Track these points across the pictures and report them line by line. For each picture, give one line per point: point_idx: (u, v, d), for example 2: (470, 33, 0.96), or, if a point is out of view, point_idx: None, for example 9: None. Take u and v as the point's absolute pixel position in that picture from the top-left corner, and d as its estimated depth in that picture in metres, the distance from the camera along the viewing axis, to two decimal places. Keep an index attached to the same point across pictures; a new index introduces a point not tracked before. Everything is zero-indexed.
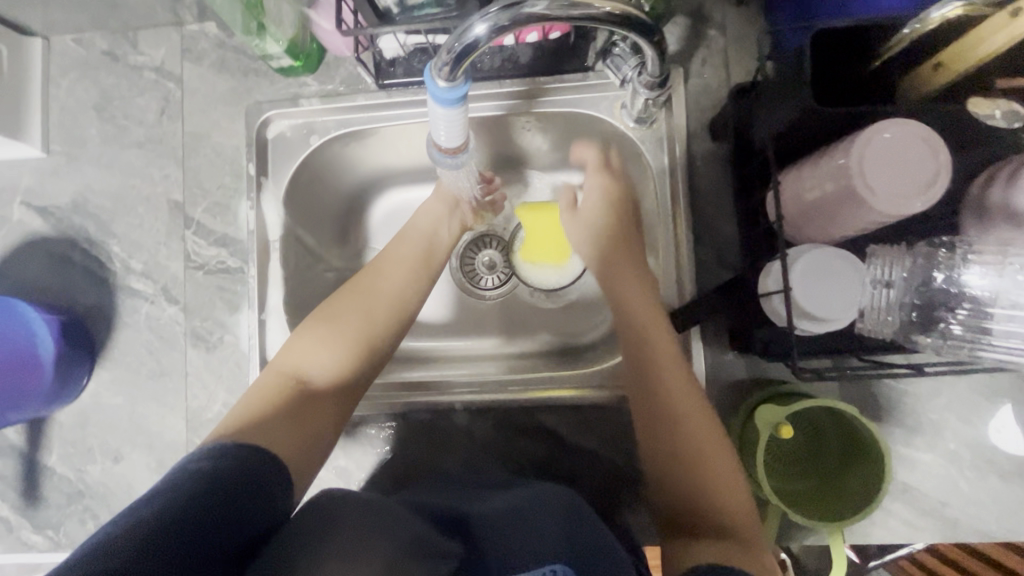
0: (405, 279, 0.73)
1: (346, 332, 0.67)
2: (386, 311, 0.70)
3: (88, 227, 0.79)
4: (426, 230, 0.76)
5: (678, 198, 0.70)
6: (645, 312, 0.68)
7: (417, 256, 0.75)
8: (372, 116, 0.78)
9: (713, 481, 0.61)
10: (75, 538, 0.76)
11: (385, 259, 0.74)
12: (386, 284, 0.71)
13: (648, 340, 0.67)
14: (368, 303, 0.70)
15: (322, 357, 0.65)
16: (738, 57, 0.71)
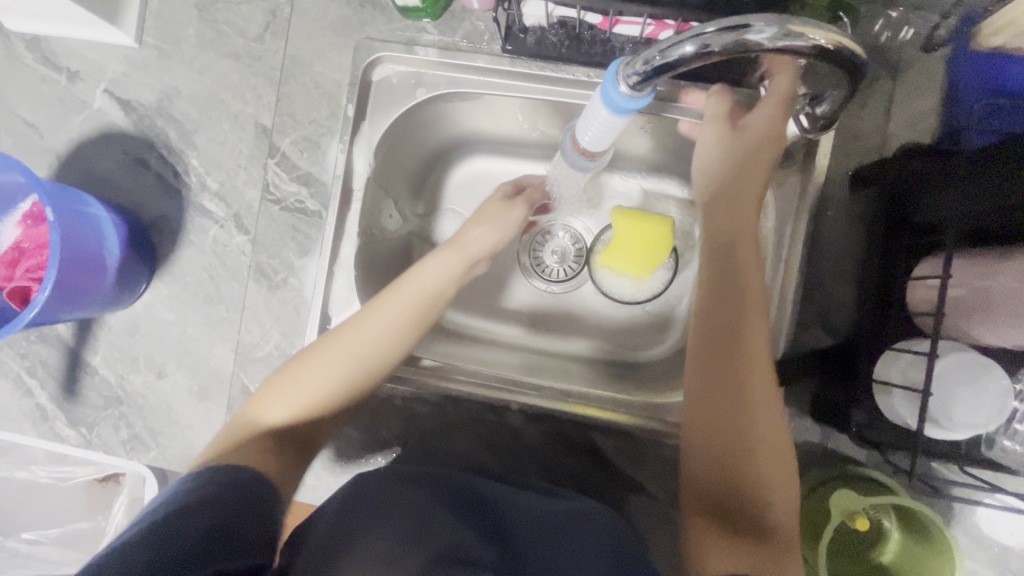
0: (385, 334, 0.65)
1: (309, 391, 0.62)
2: (361, 364, 0.64)
3: (169, 133, 0.75)
4: (431, 285, 0.69)
5: (799, 245, 0.64)
6: (743, 306, 0.59)
7: (408, 313, 0.67)
8: (485, 82, 0.71)
9: (758, 466, 0.54)
10: (106, 441, 0.76)
11: (370, 311, 0.65)
12: (364, 336, 0.64)
13: (744, 338, 0.58)
14: (340, 359, 0.63)
15: (286, 404, 0.62)
16: (905, 108, 0.64)
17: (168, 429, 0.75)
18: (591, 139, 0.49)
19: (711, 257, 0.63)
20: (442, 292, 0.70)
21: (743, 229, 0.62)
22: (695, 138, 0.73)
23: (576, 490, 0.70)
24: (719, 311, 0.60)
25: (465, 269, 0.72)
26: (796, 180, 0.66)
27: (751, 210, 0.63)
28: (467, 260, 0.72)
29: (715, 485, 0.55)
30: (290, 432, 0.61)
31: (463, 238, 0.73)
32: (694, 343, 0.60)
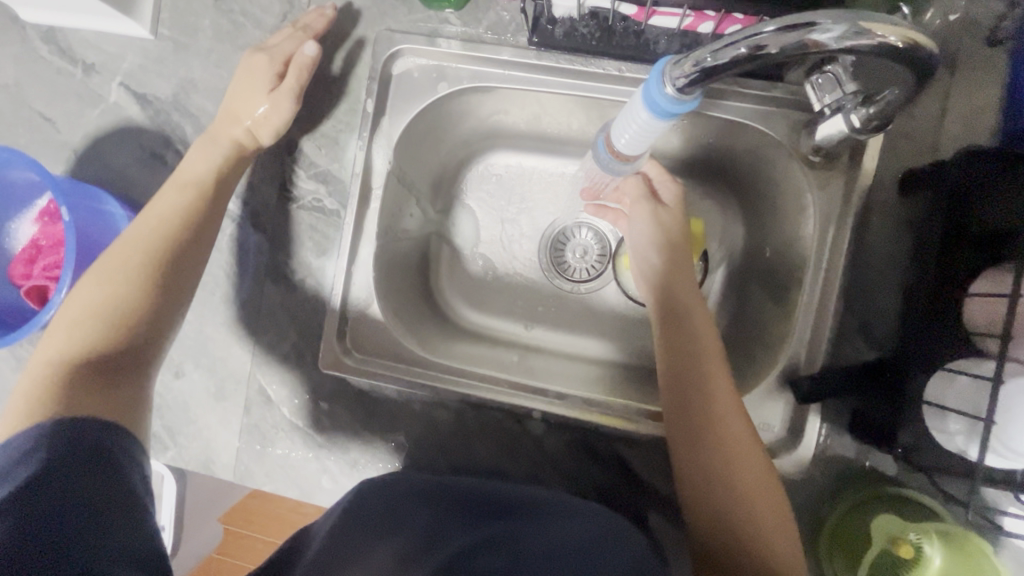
0: (175, 217, 0.65)
1: (114, 273, 0.61)
2: (145, 246, 0.63)
3: (185, 128, 0.74)
4: (202, 172, 0.68)
5: (834, 252, 0.62)
6: (702, 366, 0.62)
7: (192, 201, 0.66)
8: (510, 75, 0.68)
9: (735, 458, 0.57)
10: None
11: (148, 212, 0.66)
12: (145, 237, 0.63)
13: (708, 373, 0.61)
14: (118, 264, 0.61)
15: (109, 287, 0.60)
16: (964, 105, 0.59)
17: (185, 429, 0.74)
18: (627, 143, 0.46)
19: (660, 317, 0.67)
20: (216, 171, 0.68)
21: (685, 297, 0.66)
22: (729, 134, 0.69)
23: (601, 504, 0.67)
24: (685, 387, 0.61)
25: (235, 152, 0.69)
26: (840, 182, 0.63)
27: (683, 275, 0.68)
28: (235, 142, 0.69)
29: (714, 541, 0.57)
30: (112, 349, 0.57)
31: (222, 124, 0.70)
32: (667, 407, 0.62)
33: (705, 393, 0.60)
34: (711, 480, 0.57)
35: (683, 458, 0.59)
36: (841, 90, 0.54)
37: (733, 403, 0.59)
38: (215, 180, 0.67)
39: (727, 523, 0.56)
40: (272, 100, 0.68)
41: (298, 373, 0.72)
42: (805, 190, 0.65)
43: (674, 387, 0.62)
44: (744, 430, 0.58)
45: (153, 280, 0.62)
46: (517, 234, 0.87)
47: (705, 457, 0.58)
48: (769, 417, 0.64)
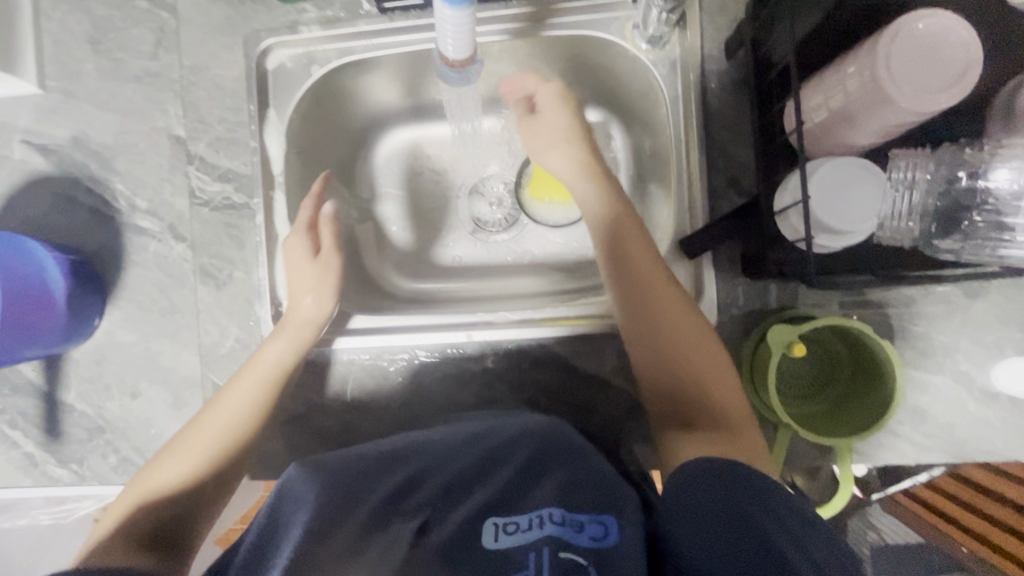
0: (241, 420, 0.67)
1: (202, 442, 0.66)
2: (215, 439, 0.66)
3: (90, 165, 0.78)
4: (282, 360, 0.69)
5: (690, 121, 0.69)
6: (637, 252, 0.66)
7: (259, 393, 0.68)
8: (373, 44, 0.75)
9: (676, 343, 0.63)
10: (98, 471, 0.78)
11: (223, 396, 0.68)
12: (212, 433, 0.67)
13: (634, 259, 0.66)
14: (190, 449, 0.66)
15: (179, 468, 0.65)
16: None
17: (153, 444, 0.77)
18: (454, 46, 0.51)
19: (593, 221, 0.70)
20: (289, 364, 0.69)
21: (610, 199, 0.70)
22: (580, 54, 0.76)
23: (551, 405, 0.73)
24: (630, 272, 0.66)
25: (311, 333, 0.70)
26: (677, 62, 0.70)
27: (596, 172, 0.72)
28: (311, 325, 0.70)
29: (672, 394, 0.62)
30: (161, 529, 0.61)
31: (288, 312, 0.70)
32: (613, 288, 0.66)
33: (646, 273, 0.65)
34: (665, 367, 0.63)
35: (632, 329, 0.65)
36: None
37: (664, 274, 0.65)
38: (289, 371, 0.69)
39: (680, 381, 0.62)
40: (316, 290, 0.71)
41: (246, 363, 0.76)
42: (653, 79, 0.72)
43: (615, 281, 0.66)
44: (677, 297, 0.64)
45: (208, 472, 0.65)
46: (431, 199, 0.92)
47: (642, 319, 0.64)
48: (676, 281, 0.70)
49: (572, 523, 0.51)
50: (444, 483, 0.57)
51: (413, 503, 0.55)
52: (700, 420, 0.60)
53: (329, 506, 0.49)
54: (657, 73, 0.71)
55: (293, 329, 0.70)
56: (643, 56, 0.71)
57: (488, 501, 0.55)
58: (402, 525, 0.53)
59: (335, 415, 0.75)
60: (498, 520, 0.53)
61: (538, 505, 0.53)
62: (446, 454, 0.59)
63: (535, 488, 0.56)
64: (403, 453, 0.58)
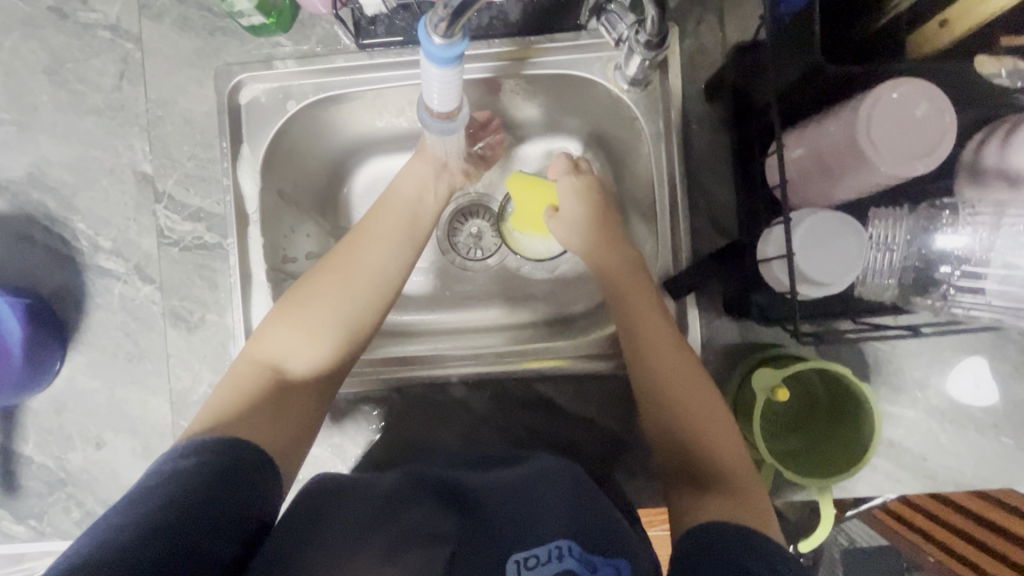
0: (387, 250, 0.69)
1: (346, 278, 0.66)
2: (351, 281, 0.66)
3: (48, 203, 0.74)
4: (410, 196, 0.73)
5: (673, 162, 0.69)
6: (641, 307, 0.66)
7: (393, 224, 0.71)
8: (352, 79, 0.73)
9: (684, 403, 0.62)
10: (60, 526, 0.74)
11: (359, 232, 0.70)
12: (364, 256, 0.68)
13: (639, 316, 0.66)
14: (339, 272, 0.66)
15: (329, 300, 0.64)
16: (734, 16, 0.69)
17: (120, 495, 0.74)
18: (440, 99, 0.50)
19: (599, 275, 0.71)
20: (419, 199, 0.74)
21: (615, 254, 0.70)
22: (564, 91, 0.76)
23: (539, 443, 0.72)
24: (639, 326, 0.65)
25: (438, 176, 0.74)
26: (658, 103, 0.71)
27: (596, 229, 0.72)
28: (433, 165, 0.73)
29: (678, 451, 0.61)
30: (302, 398, 0.61)
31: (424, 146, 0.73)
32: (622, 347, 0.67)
33: (652, 328, 0.65)
34: (669, 427, 0.62)
35: (638, 382, 0.64)
36: (624, 24, 0.62)
37: (667, 332, 0.65)
38: (415, 204, 0.73)
39: (686, 436, 0.61)
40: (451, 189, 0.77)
41: None
42: (636, 118, 0.72)
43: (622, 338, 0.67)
44: (682, 355, 0.63)
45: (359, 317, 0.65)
46: None
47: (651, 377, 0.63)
48: None
49: (585, 561, 0.50)
50: (483, 509, 0.57)
51: (442, 536, 0.52)
52: (706, 478, 0.58)
53: (353, 526, 0.52)
54: (639, 112, 0.71)
55: (430, 159, 0.74)
56: (624, 97, 0.71)
57: (511, 537, 0.53)
58: (435, 551, 0.50)
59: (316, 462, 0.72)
60: (519, 556, 0.51)
61: (552, 535, 0.52)
62: (487, 489, 0.59)
63: (542, 513, 0.55)
64: (438, 483, 0.59)
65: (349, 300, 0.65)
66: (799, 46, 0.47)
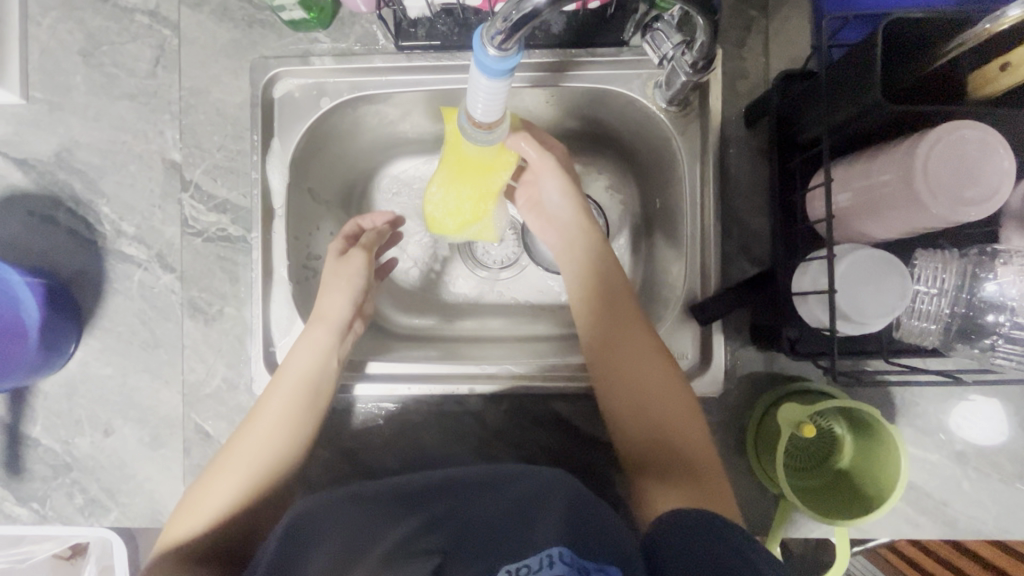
0: (280, 434, 0.63)
1: (242, 462, 0.61)
2: (245, 469, 0.61)
3: (73, 184, 0.73)
4: (307, 369, 0.64)
5: (707, 186, 0.69)
6: (623, 311, 0.67)
7: (290, 403, 0.63)
8: (387, 80, 0.72)
9: (652, 394, 0.63)
10: (63, 511, 0.73)
11: (254, 418, 0.63)
12: (257, 441, 0.62)
13: (609, 304, 0.68)
14: (232, 464, 0.61)
15: (225, 487, 0.60)
16: (780, 42, 0.69)
17: (125, 485, 0.73)
18: (484, 110, 0.49)
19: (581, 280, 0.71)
20: (319, 369, 0.65)
21: (593, 251, 0.71)
22: (600, 106, 0.75)
23: (550, 461, 0.71)
24: (618, 327, 0.67)
25: (335, 339, 0.67)
26: (696, 124, 0.70)
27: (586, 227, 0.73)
28: (337, 329, 0.67)
29: (649, 450, 0.62)
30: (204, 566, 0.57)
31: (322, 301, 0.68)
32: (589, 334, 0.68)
33: (630, 333, 0.66)
34: (637, 415, 0.63)
35: (608, 383, 0.65)
36: (670, 42, 0.62)
37: (641, 327, 0.66)
38: (316, 378, 0.64)
39: (660, 439, 0.62)
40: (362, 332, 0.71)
41: (232, 405, 0.72)
42: (671, 138, 0.72)
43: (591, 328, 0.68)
44: (659, 357, 0.64)
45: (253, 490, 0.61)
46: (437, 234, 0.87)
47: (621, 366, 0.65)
48: (682, 344, 0.69)
49: (579, 566, 0.49)
50: (466, 522, 0.56)
51: (427, 546, 0.53)
52: (679, 472, 0.59)
53: (348, 545, 0.52)
54: (675, 133, 0.70)
55: (332, 326, 0.67)
56: (662, 116, 0.70)
57: (504, 550, 0.53)
58: (420, 566, 0.52)
59: (324, 466, 0.71)
60: (510, 566, 0.51)
61: (545, 543, 0.51)
62: (460, 488, 0.57)
63: (537, 523, 0.54)
64: (428, 488, 0.57)
65: (242, 483, 0.60)
66: (859, 80, 0.46)
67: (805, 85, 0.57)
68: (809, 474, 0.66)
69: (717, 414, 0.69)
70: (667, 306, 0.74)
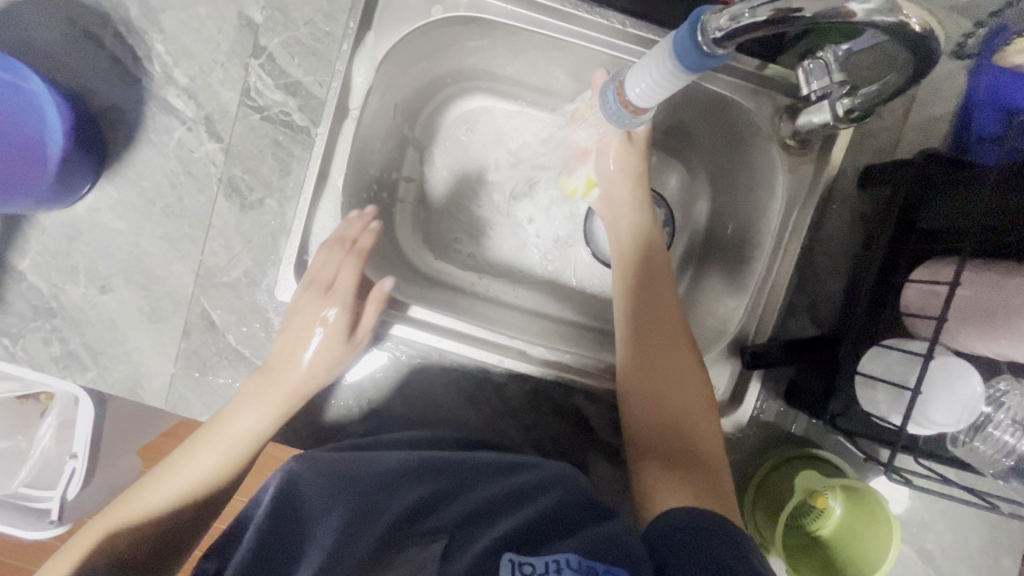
0: (200, 491, 0.56)
1: (164, 487, 0.55)
2: (166, 500, 0.55)
3: (129, 6, 0.64)
4: (252, 431, 0.59)
5: (799, 235, 0.66)
6: (663, 298, 0.64)
7: (225, 458, 0.57)
8: (512, 11, 0.65)
9: (673, 382, 0.60)
10: (35, 356, 0.67)
11: (182, 459, 0.57)
12: (186, 476, 0.56)
13: (654, 286, 0.64)
14: (158, 487, 0.55)
15: (144, 503, 0.54)
16: (919, 112, 0.66)
17: (110, 350, 0.67)
18: (641, 93, 0.45)
19: (622, 271, 0.66)
20: (262, 436, 0.59)
21: (644, 228, 0.67)
22: (716, 116, 0.71)
23: (556, 452, 0.70)
24: (648, 317, 0.63)
25: (294, 404, 0.60)
26: (811, 167, 0.66)
27: (639, 209, 0.67)
28: (290, 398, 0.60)
29: (654, 437, 0.59)
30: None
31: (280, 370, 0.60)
32: (623, 313, 0.64)
33: (666, 327, 0.63)
34: (654, 401, 0.60)
35: (632, 370, 0.62)
36: (829, 77, 0.56)
37: (676, 316, 0.63)
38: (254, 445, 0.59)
39: (674, 428, 0.59)
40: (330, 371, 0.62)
41: (246, 301, 0.66)
42: (775, 173, 0.67)
43: (625, 313, 0.64)
44: (688, 355, 0.61)
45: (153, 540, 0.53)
46: (498, 185, 0.80)
47: (650, 351, 0.62)
48: (715, 381, 0.67)
49: (588, 570, 0.44)
50: (471, 510, 0.50)
51: (428, 528, 0.48)
52: (687, 463, 0.57)
53: (354, 516, 0.45)
54: (783, 168, 0.66)
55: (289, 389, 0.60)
56: (780, 148, 0.66)
57: (513, 530, 0.48)
58: (421, 549, 0.46)
59: (330, 392, 0.68)
60: (513, 556, 0.46)
61: (554, 547, 0.47)
62: (459, 469, 0.54)
63: (553, 543, 0.48)
64: (426, 464, 0.53)
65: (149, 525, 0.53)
66: None
67: (961, 175, 0.54)
68: (811, 514, 0.67)
69: (727, 453, 0.69)
70: (711, 339, 0.70)
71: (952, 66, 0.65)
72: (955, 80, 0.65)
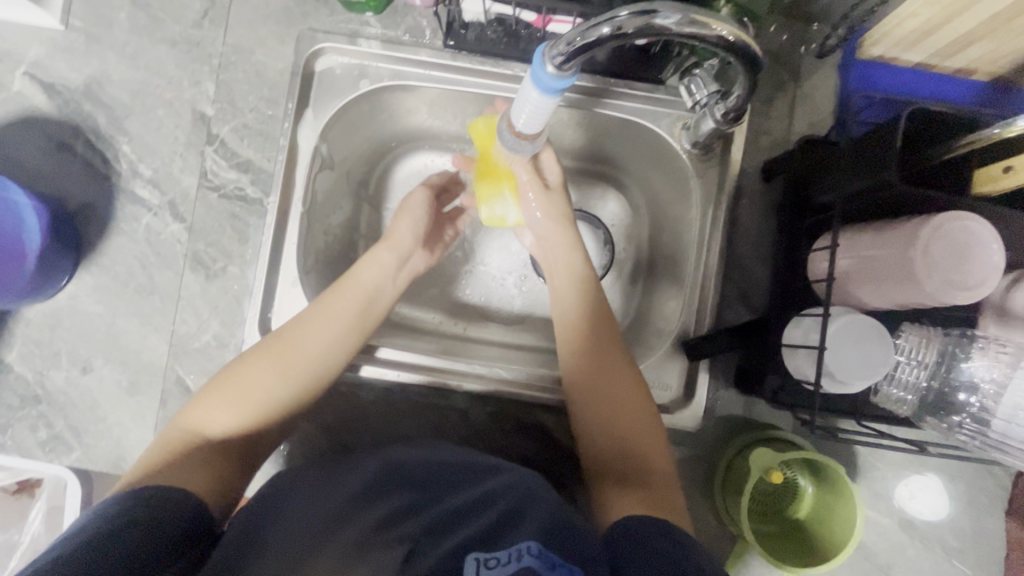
0: (343, 334, 0.62)
1: (313, 330, 0.60)
2: (315, 348, 0.60)
3: (98, 117, 0.74)
4: (373, 285, 0.66)
5: (717, 231, 0.71)
6: (601, 324, 0.67)
7: (349, 321, 0.62)
8: (428, 75, 0.74)
9: (618, 403, 0.63)
10: (23, 443, 0.71)
11: (322, 306, 0.62)
12: (330, 324, 0.61)
13: (592, 309, 0.68)
14: (307, 329, 0.60)
15: (301, 342, 0.59)
16: (803, 107, 0.73)
17: (93, 427, 0.71)
18: (526, 120, 0.52)
19: (563, 300, 0.69)
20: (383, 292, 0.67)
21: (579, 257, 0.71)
22: (627, 138, 0.78)
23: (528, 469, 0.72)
24: (588, 343, 0.66)
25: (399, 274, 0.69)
26: (717, 169, 0.72)
27: (572, 242, 0.71)
28: (400, 257, 0.70)
29: (607, 458, 0.61)
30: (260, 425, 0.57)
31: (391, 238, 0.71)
32: (564, 341, 0.67)
33: (608, 349, 0.66)
34: (601, 422, 0.63)
35: (579, 393, 0.64)
36: (705, 91, 0.65)
37: (615, 341, 0.66)
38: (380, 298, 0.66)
39: (625, 448, 0.61)
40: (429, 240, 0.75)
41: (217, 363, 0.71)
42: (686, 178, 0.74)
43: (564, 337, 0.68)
44: (636, 381, 0.64)
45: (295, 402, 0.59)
46: None
47: (593, 374, 0.64)
48: (665, 377, 0.70)
49: (546, 558, 0.43)
50: (450, 509, 0.50)
51: (398, 534, 0.47)
52: (637, 478, 0.58)
53: (310, 535, 0.47)
54: (692, 172, 0.73)
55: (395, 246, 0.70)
56: (685, 156, 0.72)
57: (475, 534, 0.46)
58: (392, 549, 0.46)
59: (303, 438, 0.72)
60: (478, 554, 0.45)
61: (517, 537, 0.46)
62: (443, 479, 0.55)
63: (514, 529, 0.47)
64: (398, 482, 0.54)
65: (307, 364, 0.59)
66: (875, 158, 0.51)
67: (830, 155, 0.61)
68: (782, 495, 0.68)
69: (691, 448, 0.71)
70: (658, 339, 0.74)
71: (821, 64, 0.74)
72: (827, 76, 0.73)
